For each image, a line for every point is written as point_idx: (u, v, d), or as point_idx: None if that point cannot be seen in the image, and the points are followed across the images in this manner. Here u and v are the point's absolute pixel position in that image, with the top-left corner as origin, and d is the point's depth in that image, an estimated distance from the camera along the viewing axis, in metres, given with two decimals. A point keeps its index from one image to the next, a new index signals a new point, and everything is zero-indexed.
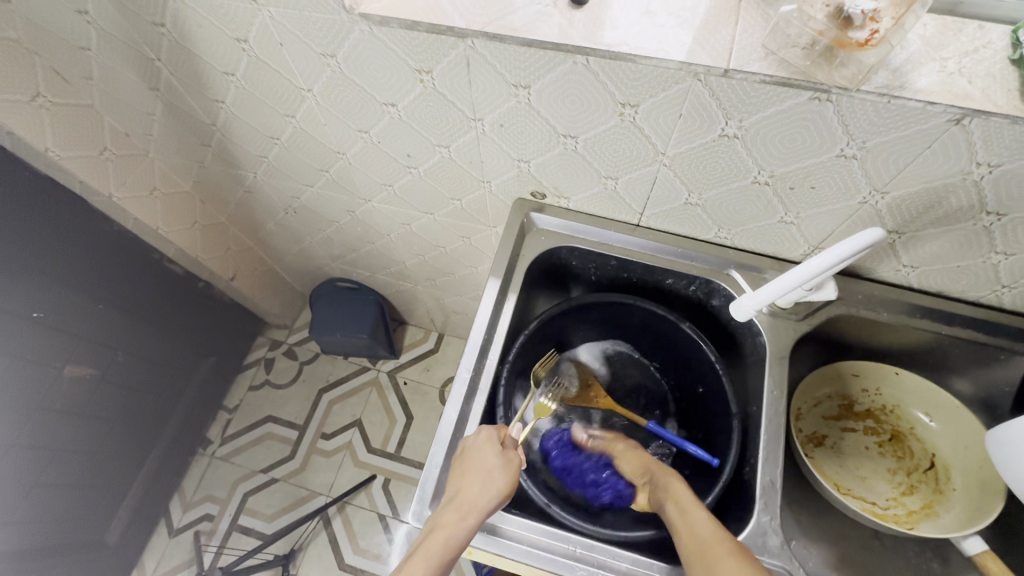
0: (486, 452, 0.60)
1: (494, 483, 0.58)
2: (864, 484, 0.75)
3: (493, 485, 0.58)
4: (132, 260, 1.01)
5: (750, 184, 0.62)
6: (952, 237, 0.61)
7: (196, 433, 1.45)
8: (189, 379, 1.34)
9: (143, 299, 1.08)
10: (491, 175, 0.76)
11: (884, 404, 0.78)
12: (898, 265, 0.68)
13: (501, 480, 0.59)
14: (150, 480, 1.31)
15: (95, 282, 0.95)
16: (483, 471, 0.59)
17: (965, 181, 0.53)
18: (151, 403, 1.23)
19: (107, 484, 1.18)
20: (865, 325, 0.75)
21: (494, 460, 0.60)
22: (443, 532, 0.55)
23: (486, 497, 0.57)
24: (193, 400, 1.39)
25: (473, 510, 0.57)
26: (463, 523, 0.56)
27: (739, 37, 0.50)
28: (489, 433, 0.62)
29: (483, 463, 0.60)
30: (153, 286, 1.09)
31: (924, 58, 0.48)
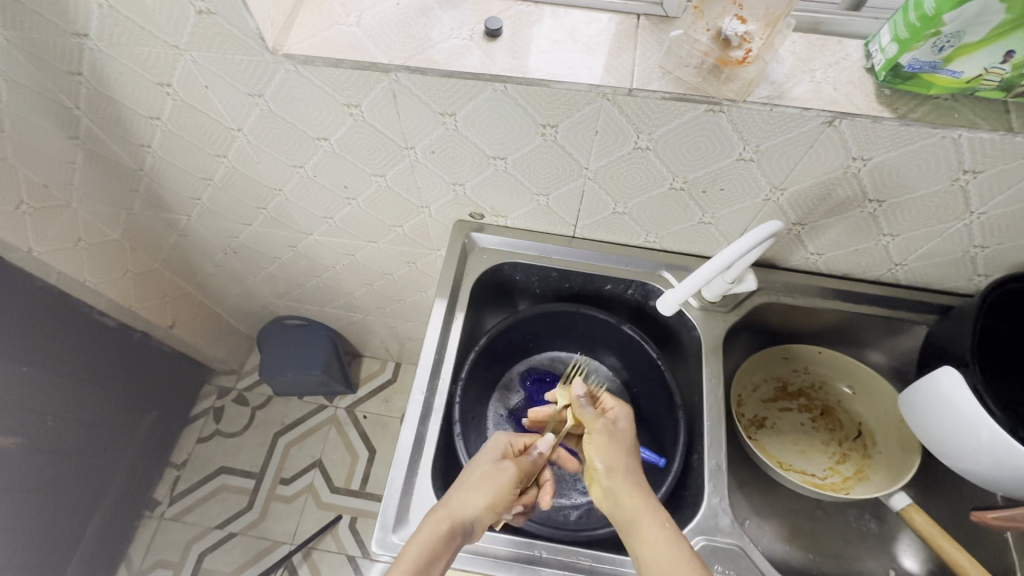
0: (485, 458, 0.64)
1: (480, 494, 0.59)
2: (804, 458, 0.80)
3: (475, 493, 0.59)
4: (58, 316, 0.96)
5: (667, 191, 0.67)
6: (845, 224, 0.68)
7: (141, 495, 1.36)
8: (130, 438, 1.26)
9: (73, 358, 1.02)
10: (429, 200, 0.78)
11: (813, 381, 0.85)
12: (806, 253, 0.75)
13: (486, 493, 0.60)
14: (91, 552, 1.21)
15: (16, 344, 0.89)
16: (471, 482, 0.61)
17: (847, 173, 0.60)
18: (87, 468, 1.15)
19: (41, 563, 1.08)
20: (787, 310, 0.82)
21: (483, 468, 0.62)
22: (421, 536, 0.56)
23: (468, 508, 0.58)
24: (135, 460, 1.30)
25: (451, 516, 0.58)
26: (440, 528, 0.57)
27: (639, 60, 0.56)
28: (500, 441, 0.66)
29: (471, 473, 0.62)
30: (84, 342, 1.03)
31: (797, 71, 0.55)
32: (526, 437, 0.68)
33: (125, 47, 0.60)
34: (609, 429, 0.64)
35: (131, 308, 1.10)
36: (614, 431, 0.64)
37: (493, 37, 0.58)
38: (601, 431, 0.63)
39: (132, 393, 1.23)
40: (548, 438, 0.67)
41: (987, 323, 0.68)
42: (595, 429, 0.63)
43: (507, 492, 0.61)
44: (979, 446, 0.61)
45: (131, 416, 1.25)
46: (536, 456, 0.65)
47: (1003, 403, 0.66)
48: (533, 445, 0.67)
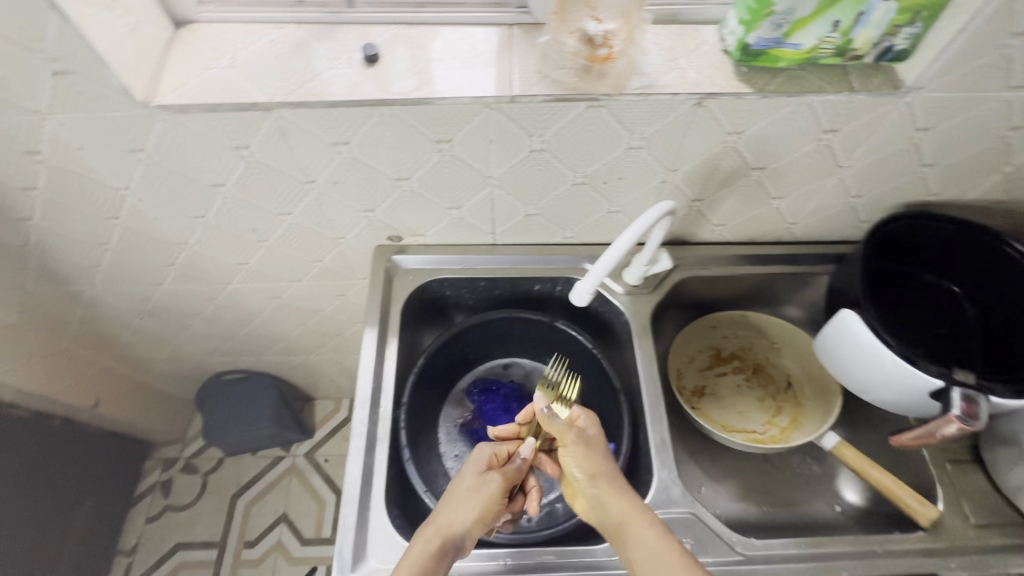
0: (472, 470, 0.63)
1: (468, 507, 0.59)
2: (744, 417, 0.85)
3: (464, 508, 0.59)
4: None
5: (571, 187, 0.70)
6: (738, 193, 0.73)
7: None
8: (67, 533, 1.16)
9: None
10: (344, 230, 0.77)
11: (741, 343, 0.90)
12: (711, 225, 0.80)
13: (474, 505, 0.59)
14: None
15: None
16: (459, 494, 0.61)
17: (728, 147, 0.65)
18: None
19: None
20: (706, 281, 0.86)
21: (471, 481, 0.61)
22: (411, 552, 0.56)
23: (458, 522, 0.58)
24: (77, 555, 1.20)
25: (441, 533, 0.57)
26: (433, 542, 0.57)
27: (517, 68, 0.58)
28: (483, 451, 0.65)
29: (459, 484, 0.61)
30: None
31: (664, 62, 0.59)
32: (509, 444, 0.67)
33: None
34: (582, 439, 0.62)
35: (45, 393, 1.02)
36: (588, 439, 0.63)
37: (373, 62, 0.58)
38: (572, 443, 0.62)
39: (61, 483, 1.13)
40: (530, 443, 0.66)
41: (873, 264, 0.75)
42: (567, 441, 0.62)
43: (496, 501, 0.61)
44: (887, 375, 0.66)
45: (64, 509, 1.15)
46: (520, 463, 0.65)
47: (897, 332, 0.73)
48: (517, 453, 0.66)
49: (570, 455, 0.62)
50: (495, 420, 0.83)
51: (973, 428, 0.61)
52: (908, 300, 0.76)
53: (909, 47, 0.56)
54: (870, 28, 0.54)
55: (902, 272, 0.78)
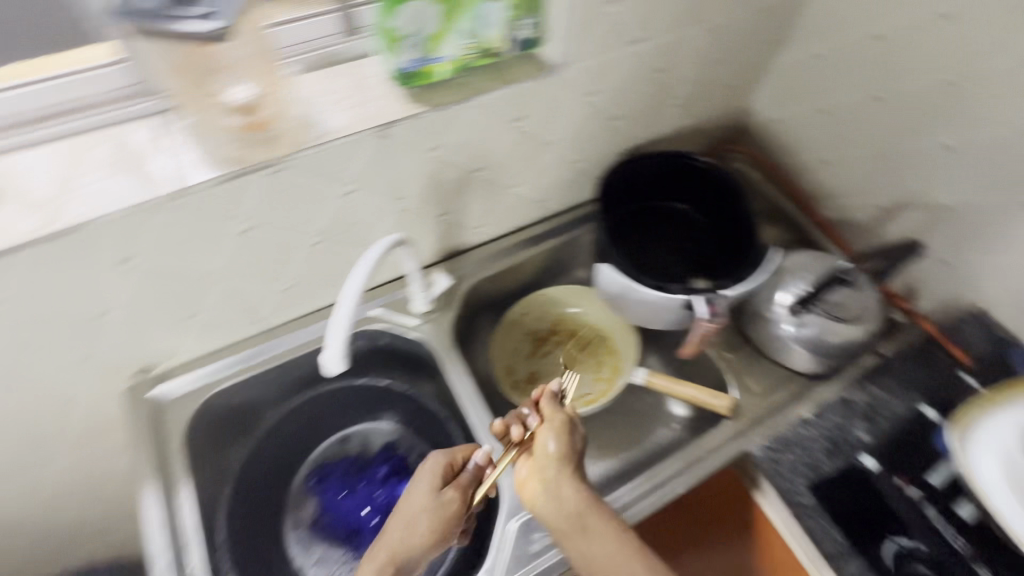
0: (425, 485, 0.63)
1: (420, 530, 0.60)
2: (575, 383, 0.90)
3: (415, 531, 0.60)
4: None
5: (308, 250, 0.66)
6: (476, 194, 0.76)
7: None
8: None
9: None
10: (75, 388, 0.66)
11: (553, 317, 0.95)
12: (473, 228, 0.83)
13: (428, 530, 0.60)
14: None
15: None
16: (414, 518, 0.61)
17: (438, 160, 0.66)
18: None
19: None
20: (495, 278, 0.89)
21: (421, 503, 0.61)
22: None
23: (411, 545, 0.60)
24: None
25: (393, 557, 0.59)
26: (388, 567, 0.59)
27: (173, 159, 0.54)
28: (437, 460, 0.64)
29: (414, 505, 0.62)
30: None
31: (331, 107, 0.58)
32: (461, 450, 0.66)
33: None
34: (563, 421, 0.63)
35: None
36: (569, 425, 0.63)
37: None
38: (554, 419, 0.63)
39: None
40: (483, 450, 0.64)
41: (615, 212, 0.84)
42: (553, 418, 0.63)
43: (453, 519, 0.61)
44: (653, 306, 0.74)
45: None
46: (476, 471, 0.64)
47: (652, 262, 0.83)
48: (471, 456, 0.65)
49: (552, 426, 0.62)
50: (340, 503, 0.76)
51: (718, 323, 0.71)
52: (654, 228, 0.86)
53: (540, 32, 0.63)
54: (495, 29, 0.59)
55: (641, 206, 0.88)
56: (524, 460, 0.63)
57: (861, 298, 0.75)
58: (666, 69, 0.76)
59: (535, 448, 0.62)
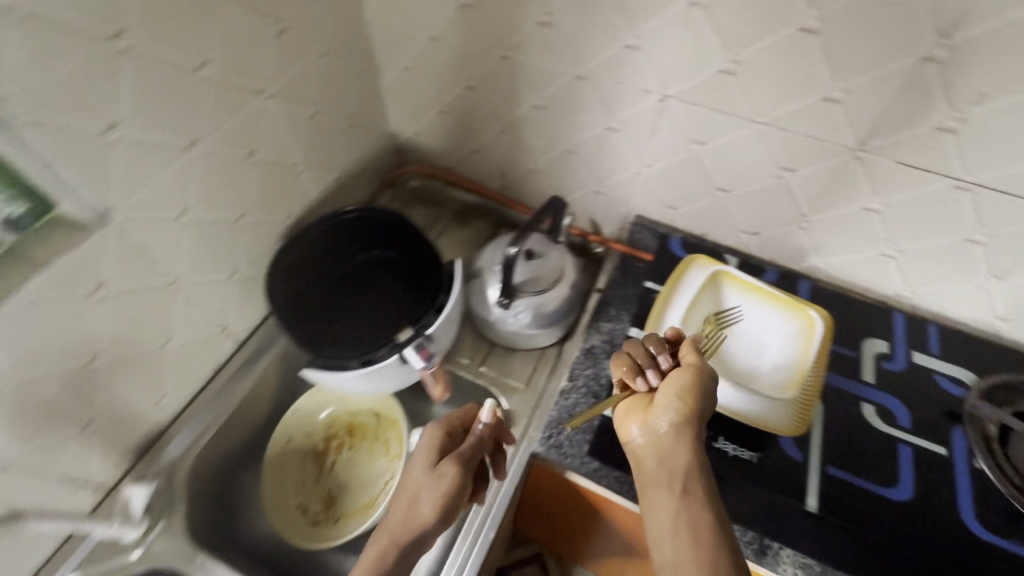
0: (427, 454, 0.65)
1: (424, 502, 0.60)
2: (373, 478, 0.83)
3: (418, 510, 0.60)
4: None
5: None
6: (118, 381, 0.63)
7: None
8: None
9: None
10: None
11: (321, 424, 0.86)
12: (151, 408, 0.70)
13: (443, 485, 0.61)
14: None
15: None
16: (425, 485, 0.62)
17: (17, 389, 0.53)
18: None
19: None
20: (224, 432, 0.78)
21: (421, 479, 0.62)
22: (368, 557, 0.58)
23: (416, 520, 0.59)
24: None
25: (407, 523, 0.59)
26: (394, 549, 0.58)
27: None
28: (433, 432, 0.66)
29: (415, 477, 0.63)
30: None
31: None
32: (461, 413, 0.69)
33: None
34: (696, 381, 0.56)
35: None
36: (693, 371, 0.56)
37: None
38: (677, 382, 0.56)
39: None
40: (488, 408, 0.67)
41: (307, 300, 0.77)
42: (680, 373, 0.57)
43: (459, 484, 0.62)
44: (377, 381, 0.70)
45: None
46: (479, 432, 0.65)
47: (370, 325, 0.76)
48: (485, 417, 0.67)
49: (669, 391, 0.56)
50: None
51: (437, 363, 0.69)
52: (364, 288, 0.79)
53: (44, 196, 0.49)
54: None
55: (343, 273, 0.80)
56: (626, 399, 0.60)
57: (550, 264, 0.77)
58: (256, 150, 0.69)
59: (653, 408, 0.56)
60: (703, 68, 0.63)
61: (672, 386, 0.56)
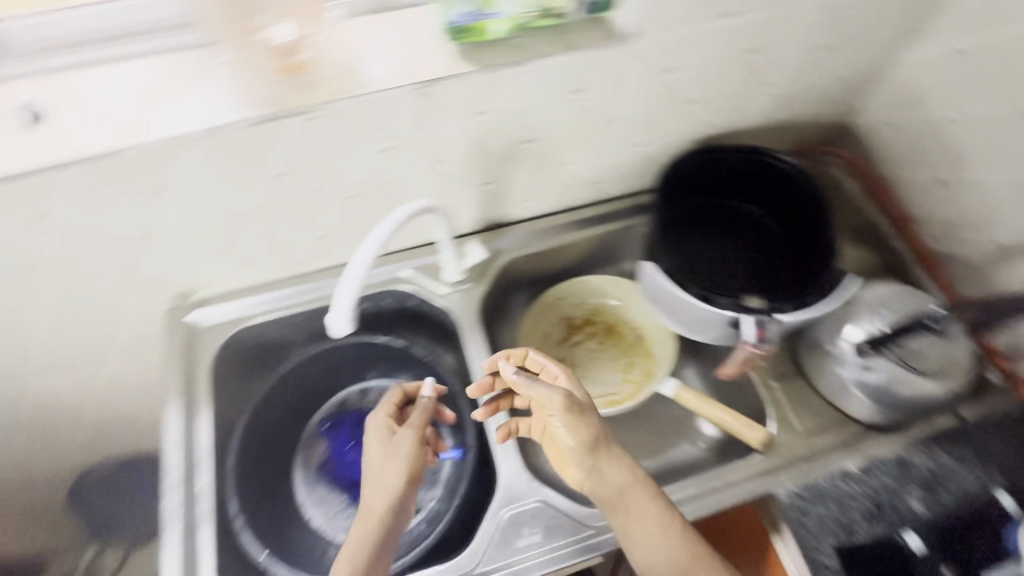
0: (383, 431, 0.64)
1: (389, 468, 0.60)
2: (601, 381, 0.85)
3: (387, 476, 0.60)
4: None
5: (345, 202, 0.65)
6: (525, 167, 0.71)
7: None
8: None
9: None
10: (115, 303, 0.68)
11: (592, 308, 0.91)
12: (518, 203, 0.78)
13: (397, 458, 0.61)
14: None
15: None
16: (376, 475, 0.61)
17: (483, 127, 0.62)
18: None
19: None
20: (534, 257, 0.85)
21: (380, 450, 0.63)
22: (348, 555, 0.55)
23: (387, 496, 0.59)
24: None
25: (373, 512, 0.58)
26: (391, 509, 0.58)
27: (212, 95, 0.51)
28: (390, 405, 0.66)
29: (375, 458, 0.62)
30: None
31: (372, 53, 0.54)
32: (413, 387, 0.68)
33: None
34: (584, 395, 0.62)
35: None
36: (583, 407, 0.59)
37: (40, 119, 0.50)
38: (586, 400, 0.60)
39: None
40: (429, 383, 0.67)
41: (674, 204, 0.77)
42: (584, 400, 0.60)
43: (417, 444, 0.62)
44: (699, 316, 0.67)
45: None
46: (423, 402, 0.65)
47: (720, 266, 0.74)
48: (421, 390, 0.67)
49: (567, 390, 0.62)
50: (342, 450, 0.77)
51: (764, 349, 0.64)
52: (734, 231, 0.77)
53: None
54: None
55: (727, 208, 0.79)
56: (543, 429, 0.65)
57: (948, 350, 0.67)
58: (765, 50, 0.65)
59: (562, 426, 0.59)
60: (975, 222, 0.73)
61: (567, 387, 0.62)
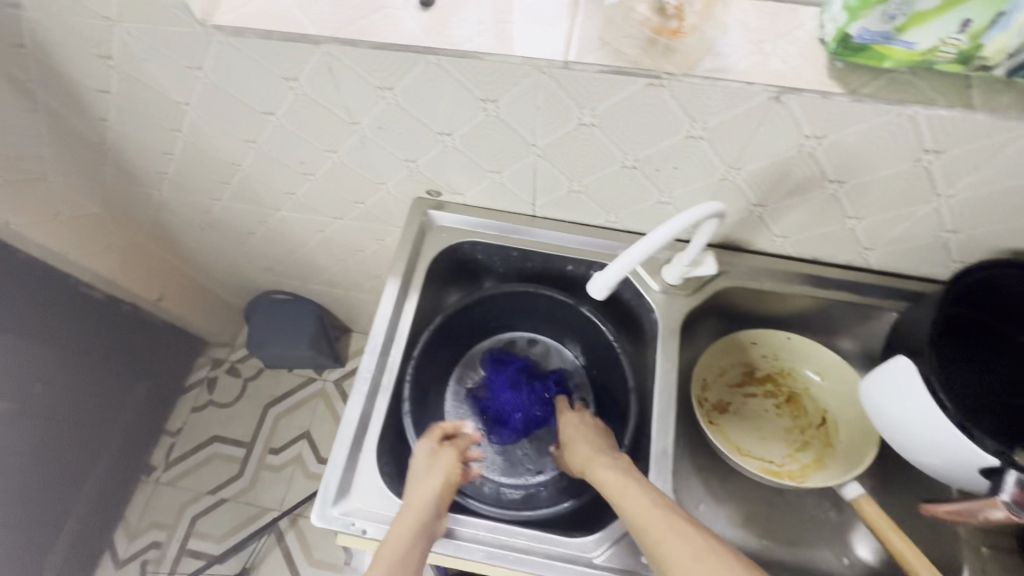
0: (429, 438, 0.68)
1: (432, 478, 0.63)
2: (763, 444, 0.80)
3: (429, 477, 0.63)
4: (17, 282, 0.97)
5: (622, 169, 0.65)
6: (808, 206, 0.65)
7: (89, 490, 1.30)
8: (62, 416, 1.16)
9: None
10: (386, 176, 0.76)
11: (781, 367, 0.84)
12: (772, 236, 0.73)
13: (437, 471, 0.64)
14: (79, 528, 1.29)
15: None
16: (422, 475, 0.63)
17: (802, 152, 0.57)
18: (66, 447, 1.20)
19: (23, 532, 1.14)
20: (752, 293, 0.79)
21: (424, 454, 0.66)
22: (394, 533, 0.57)
23: (424, 492, 0.61)
24: (79, 438, 1.23)
25: (414, 504, 0.60)
26: (428, 507, 0.60)
27: (577, 31, 0.53)
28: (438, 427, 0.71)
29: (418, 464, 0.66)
30: (33, 303, 1.01)
31: (745, 40, 0.51)
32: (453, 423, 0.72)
33: (60, 19, 0.58)
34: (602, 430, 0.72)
35: (69, 257, 1.05)
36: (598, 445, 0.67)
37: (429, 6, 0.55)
38: (588, 429, 0.71)
39: (76, 373, 1.16)
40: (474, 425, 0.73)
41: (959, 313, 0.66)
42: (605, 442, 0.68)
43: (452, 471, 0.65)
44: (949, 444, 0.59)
45: (57, 394, 1.12)
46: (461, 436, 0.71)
47: (979, 402, 0.64)
48: (463, 430, 0.71)
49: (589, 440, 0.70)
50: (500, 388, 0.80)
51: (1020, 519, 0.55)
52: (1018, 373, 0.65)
53: None
54: (1007, 33, 0.44)
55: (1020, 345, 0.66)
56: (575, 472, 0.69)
57: None
58: None
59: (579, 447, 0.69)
60: None
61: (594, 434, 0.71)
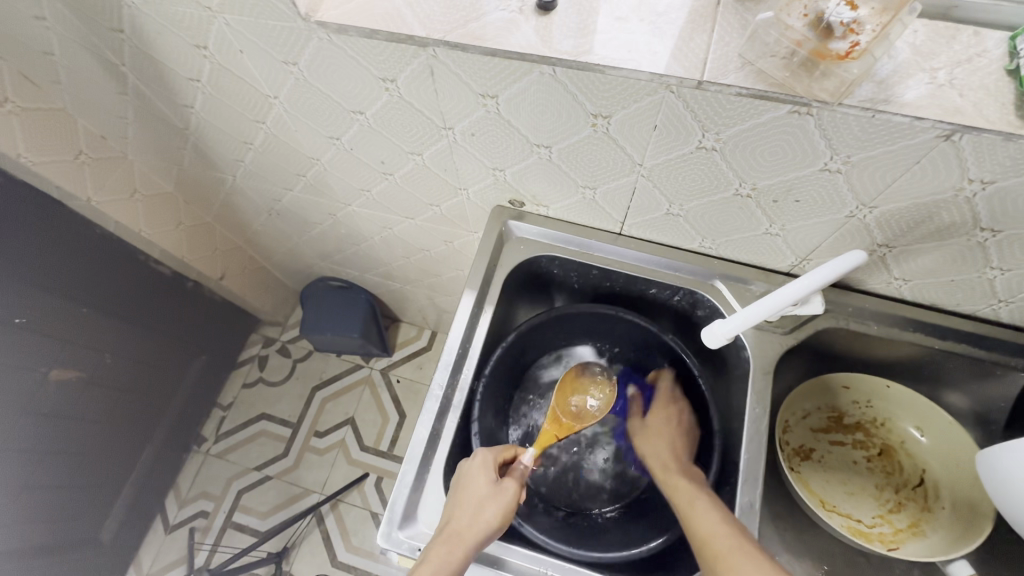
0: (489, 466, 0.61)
1: (485, 510, 0.57)
2: (851, 500, 0.73)
3: (485, 512, 0.57)
4: (95, 257, 0.99)
5: (736, 197, 0.59)
6: (945, 252, 0.58)
7: (146, 458, 1.35)
8: (129, 384, 1.20)
9: (67, 292, 0.95)
10: (468, 183, 0.72)
11: (874, 416, 0.77)
12: (890, 278, 0.65)
13: (497, 509, 0.58)
14: (137, 491, 1.34)
15: (64, 285, 0.94)
16: (475, 499, 0.58)
17: (959, 197, 0.50)
18: (129, 414, 1.24)
19: (87, 493, 1.18)
20: (855, 336, 0.72)
21: (484, 483, 0.60)
22: (434, 558, 0.53)
23: (475, 524, 0.56)
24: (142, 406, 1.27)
25: (461, 537, 0.55)
26: (476, 542, 0.55)
27: (715, 46, 0.47)
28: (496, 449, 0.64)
29: (477, 489, 0.59)
30: (109, 278, 1.03)
31: (912, 68, 0.44)
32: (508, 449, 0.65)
33: (163, 8, 0.57)
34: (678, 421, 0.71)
35: (142, 234, 1.06)
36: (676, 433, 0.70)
37: (546, 9, 0.50)
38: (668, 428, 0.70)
39: (142, 347, 1.18)
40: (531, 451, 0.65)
41: None
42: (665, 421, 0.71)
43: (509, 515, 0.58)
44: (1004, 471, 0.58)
45: (127, 364, 1.16)
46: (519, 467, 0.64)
47: None
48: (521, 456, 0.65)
49: (663, 427, 0.70)
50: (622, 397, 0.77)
51: None
52: None
53: None
54: None
55: None
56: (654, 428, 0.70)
57: None
58: None
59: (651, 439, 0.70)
60: None
61: (668, 421, 0.70)
